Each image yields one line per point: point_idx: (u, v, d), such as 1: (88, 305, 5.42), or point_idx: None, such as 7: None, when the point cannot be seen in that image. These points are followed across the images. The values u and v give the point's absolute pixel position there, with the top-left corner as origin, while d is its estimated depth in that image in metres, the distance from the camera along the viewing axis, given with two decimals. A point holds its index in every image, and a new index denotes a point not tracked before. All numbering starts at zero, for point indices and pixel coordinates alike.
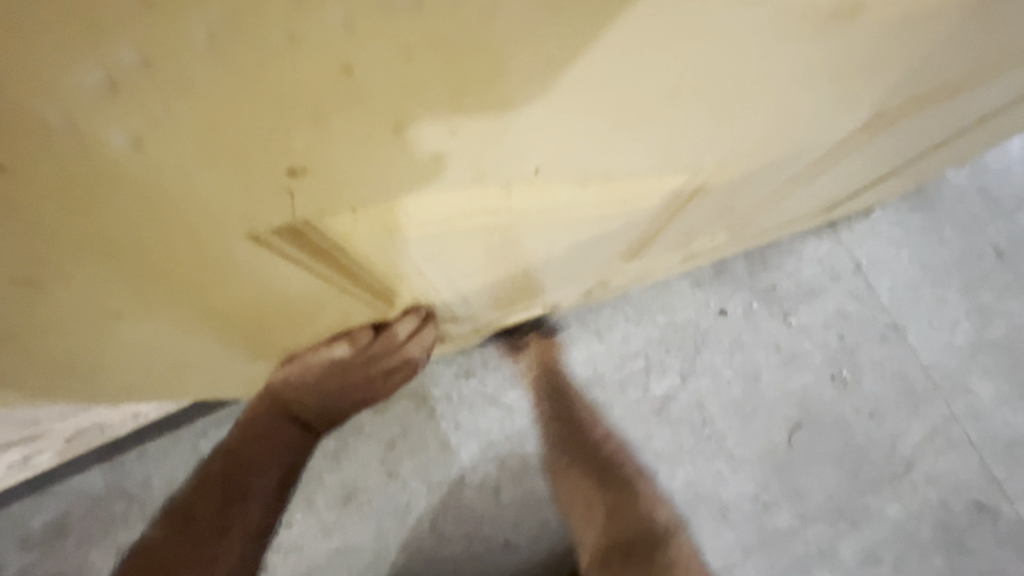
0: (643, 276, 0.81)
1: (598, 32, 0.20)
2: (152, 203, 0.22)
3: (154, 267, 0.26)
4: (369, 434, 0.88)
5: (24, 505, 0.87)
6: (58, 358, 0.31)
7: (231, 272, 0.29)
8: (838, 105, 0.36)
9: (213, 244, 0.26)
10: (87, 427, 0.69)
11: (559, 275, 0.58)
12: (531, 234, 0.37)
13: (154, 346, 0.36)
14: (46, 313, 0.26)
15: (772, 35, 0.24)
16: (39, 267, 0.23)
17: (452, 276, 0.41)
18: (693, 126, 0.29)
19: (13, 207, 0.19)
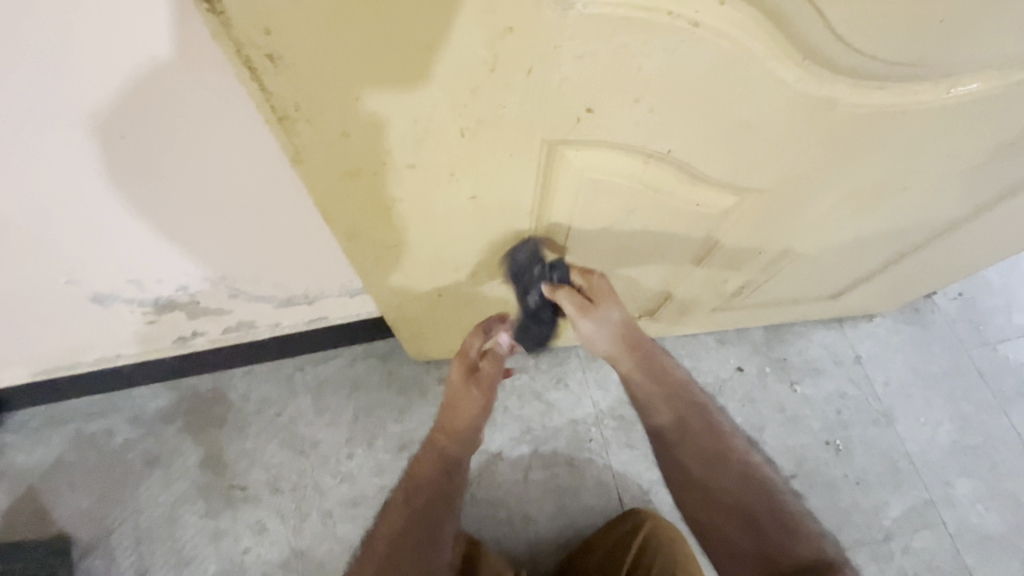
0: (681, 317, 1.02)
1: (747, 77, 0.41)
2: (525, 113, 0.42)
3: (485, 153, 0.46)
4: (432, 399, 1.06)
5: (146, 390, 1.06)
6: (387, 201, 0.51)
7: (506, 173, 0.49)
8: (840, 170, 0.57)
9: (524, 147, 0.46)
10: (245, 322, 0.91)
11: (629, 278, 0.80)
12: (640, 207, 0.59)
13: (417, 232, 0.57)
14: (424, 163, 0.46)
15: (812, 109, 0.46)
16: (454, 132, 0.43)
17: (573, 233, 0.63)
18: (755, 152, 0.51)
19: (486, 95, 0.39)
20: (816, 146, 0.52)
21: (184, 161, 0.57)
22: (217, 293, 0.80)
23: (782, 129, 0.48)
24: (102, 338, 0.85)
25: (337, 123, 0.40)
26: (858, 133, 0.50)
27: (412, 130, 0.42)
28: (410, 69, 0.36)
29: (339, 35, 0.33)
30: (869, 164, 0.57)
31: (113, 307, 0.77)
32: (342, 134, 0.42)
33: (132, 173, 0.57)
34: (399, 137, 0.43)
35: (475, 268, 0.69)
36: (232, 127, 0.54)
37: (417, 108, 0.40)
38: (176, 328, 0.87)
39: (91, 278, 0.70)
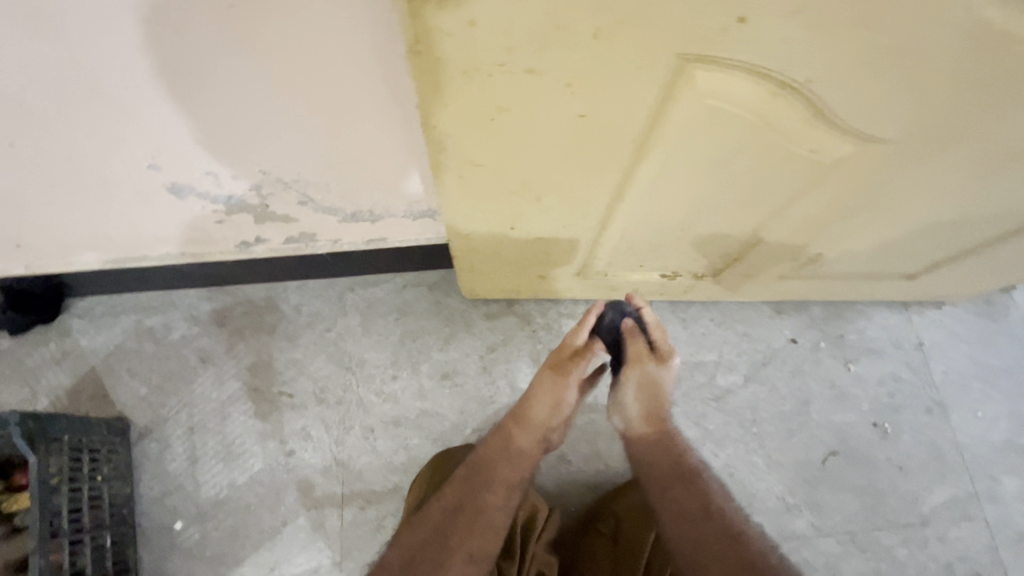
0: (744, 281, 0.98)
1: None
2: (669, 15, 0.39)
3: (611, 63, 0.43)
4: (478, 333, 1.07)
5: (204, 291, 1.09)
6: (492, 110, 0.48)
7: (626, 90, 0.46)
8: (979, 124, 0.52)
9: (654, 60, 0.43)
10: (306, 235, 0.91)
11: (706, 230, 0.77)
12: (749, 147, 0.55)
13: (512, 152, 0.55)
14: (543, 68, 0.43)
15: (978, 42, 0.42)
16: (589, 30, 0.40)
17: (669, 172, 0.60)
18: (895, 91, 0.47)
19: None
20: (965, 87, 0.47)
21: (279, 45, 0.55)
22: (287, 200, 0.80)
23: (935, 64, 0.44)
24: (172, 230, 0.87)
25: (468, 9, 0.38)
26: (1019, 77, 0.46)
27: (544, 27, 0.39)
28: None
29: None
30: (1013, 123, 0.52)
31: (187, 201, 0.79)
32: (468, 22, 0.39)
33: (225, 52, 0.56)
34: (528, 35, 0.40)
35: (554, 203, 0.66)
36: (334, 9, 0.52)
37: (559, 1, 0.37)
38: (242, 231, 0.88)
39: (173, 166, 0.72)
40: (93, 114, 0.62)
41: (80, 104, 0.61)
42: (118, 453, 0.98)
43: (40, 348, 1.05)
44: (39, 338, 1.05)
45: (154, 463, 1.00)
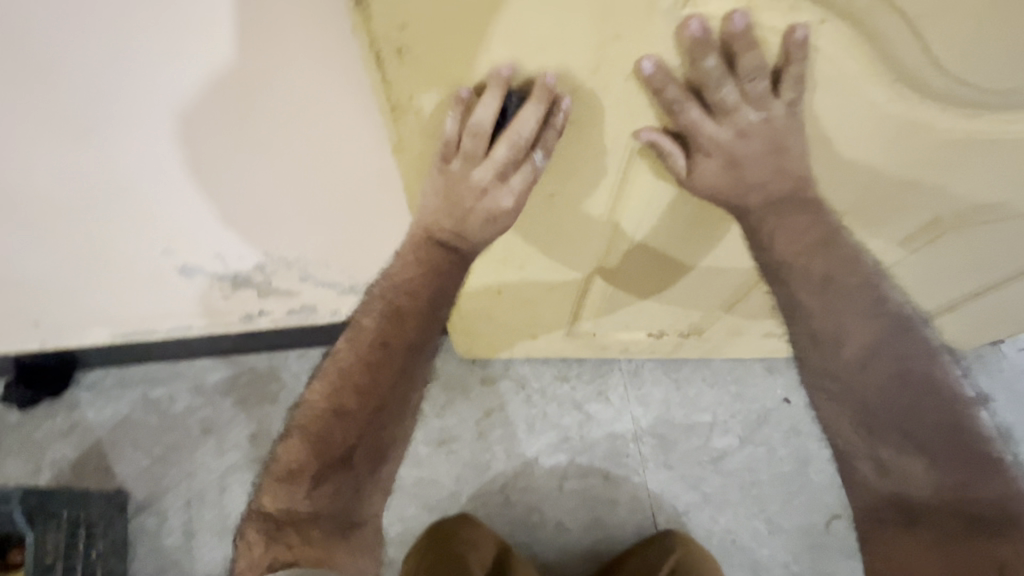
0: (732, 340, 1.00)
1: (825, 96, 0.42)
2: (613, 115, 0.44)
3: (569, 152, 0.48)
4: (474, 398, 1.08)
5: (208, 363, 1.12)
6: None
7: (584, 172, 0.51)
8: (920, 196, 0.56)
9: (607, 150, 0.48)
10: (307, 306, 0.96)
11: (686, 292, 0.81)
12: (704, 210, 0.61)
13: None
14: None
15: (894, 130, 0.46)
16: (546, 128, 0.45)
17: (638, 237, 0.66)
18: (830, 172, 0.51)
19: (579, 96, 0.42)
20: (895, 167, 0.51)
21: (281, 144, 0.61)
22: (290, 275, 0.85)
23: (860, 150, 0.48)
24: (181, 306, 0.92)
25: (440, 115, 0.44)
26: (943, 157, 0.50)
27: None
28: (515, 63, 0.40)
29: (458, 29, 0.37)
30: (952, 195, 0.55)
31: (196, 279, 0.84)
32: (441, 126, 0.45)
33: (234, 151, 0.62)
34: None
35: (537, 268, 0.71)
36: (331, 115, 0.58)
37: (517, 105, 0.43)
38: (247, 304, 0.93)
39: (184, 248, 0.77)
40: (114, 208, 0.69)
41: (103, 200, 0.67)
42: (115, 528, 0.98)
43: (47, 422, 1.08)
44: (47, 412, 1.08)
45: (151, 538, 1.00)
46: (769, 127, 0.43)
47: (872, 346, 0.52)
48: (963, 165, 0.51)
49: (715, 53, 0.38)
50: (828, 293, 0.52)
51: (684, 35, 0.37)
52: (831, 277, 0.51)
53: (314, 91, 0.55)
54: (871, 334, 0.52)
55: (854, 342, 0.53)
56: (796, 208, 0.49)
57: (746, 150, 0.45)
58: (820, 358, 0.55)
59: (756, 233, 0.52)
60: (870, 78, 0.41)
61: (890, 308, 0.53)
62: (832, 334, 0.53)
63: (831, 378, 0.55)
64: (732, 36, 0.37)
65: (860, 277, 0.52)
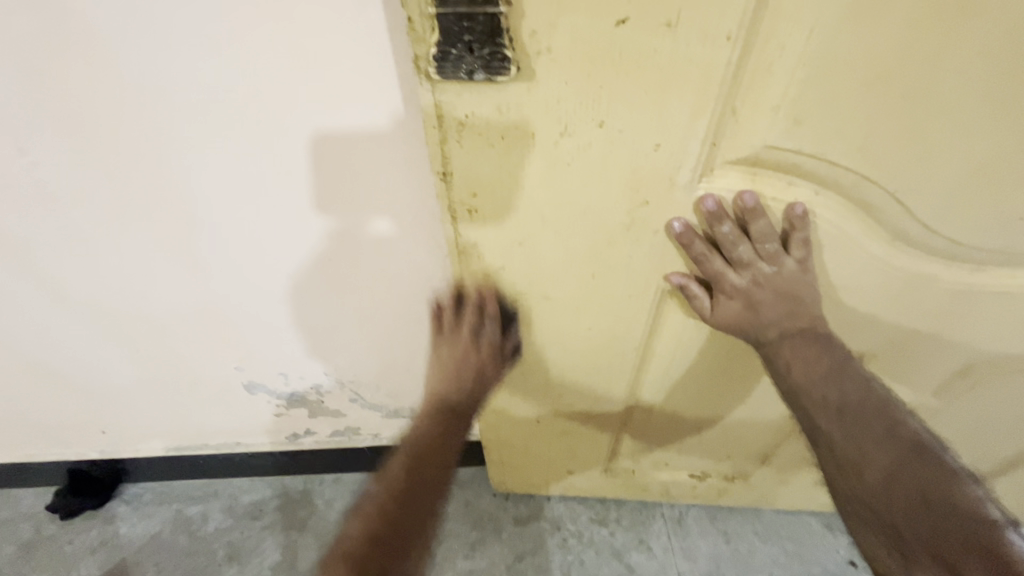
0: (782, 488, 0.95)
1: (835, 251, 0.48)
2: (644, 264, 0.51)
3: (604, 292, 0.55)
4: (506, 538, 1.04)
5: (246, 482, 1.14)
6: (511, 325, 0.60)
7: (618, 311, 0.58)
8: (948, 343, 0.58)
9: (642, 292, 0.55)
10: (351, 428, 1.00)
11: (726, 430, 0.81)
12: (736, 348, 0.65)
13: (536, 355, 0.65)
14: (552, 295, 0.56)
15: (907, 281, 0.50)
16: (585, 271, 0.53)
17: (673, 373, 0.69)
18: (854, 316, 0.54)
19: (614, 247, 0.50)
20: (915, 314, 0.54)
21: (353, 280, 0.71)
22: (340, 397, 0.91)
23: (878, 300, 0.52)
24: (236, 422, 0.98)
25: (496, 262, 0.52)
26: (962, 307, 0.53)
27: (552, 266, 0.52)
28: (561, 224, 0.48)
29: (515, 201, 0.47)
30: (980, 344, 0.57)
31: (257, 397, 0.91)
32: (497, 270, 0.53)
33: (314, 285, 0.72)
34: (542, 276, 0.53)
35: (579, 398, 0.74)
36: (400, 258, 0.68)
37: (560, 251, 0.51)
38: (297, 423, 0.98)
39: (252, 368, 0.86)
40: (203, 330, 0.79)
41: (196, 323, 0.78)
42: None
43: (83, 535, 1.09)
44: (87, 524, 1.11)
45: None
46: (786, 280, 0.48)
47: (893, 469, 0.47)
48: (986, 316, 0.54)
49: (729, 221, 0.46)
50: (843, 417, 0.50)
51: (702, 207, 0.45)
52: (845, 404, 0.50)
53: (388, 239, 0.65)
54: (891, 456, 0.48)
55: (874, 466, 0.48)
56: (806, 341, 0.51)
57: (768, 299, 0.49)
58: (846, 485, 0.50)
59: (775, 361, 0.52)
60: (871, 239, 0.47)
61: (908, 430, 0.49)
62: (851, 456, 0.49)
63: (858, 508, 0.49)
64: (744, 209, 0.45)
65: (873, 401, 0.50)
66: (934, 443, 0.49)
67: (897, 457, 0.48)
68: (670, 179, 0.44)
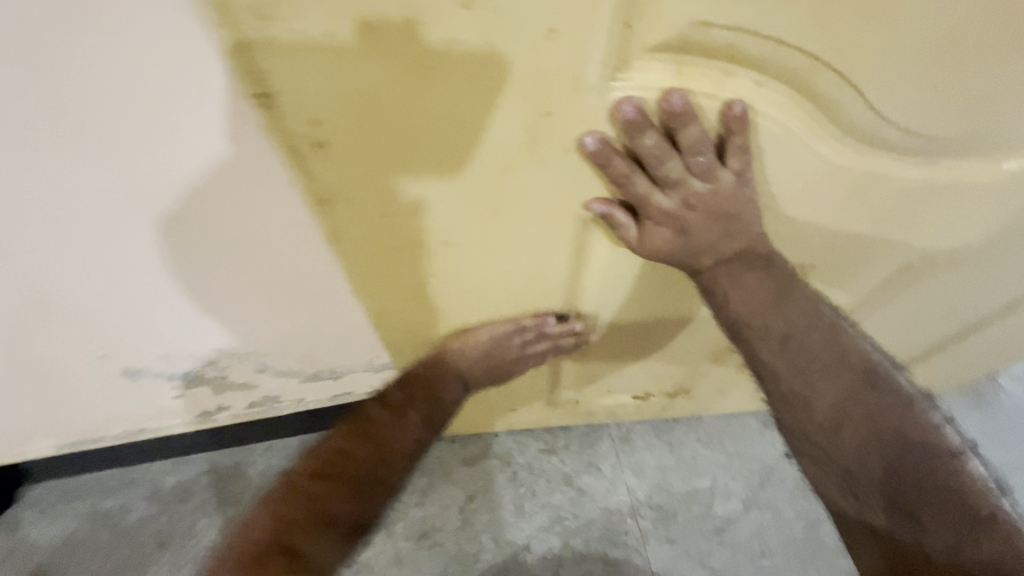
0: (722, 395, 0.96)
1: (779, 154, 0.40)
2: (556, 191, 0.42)
3: (514, 228, 0.46)
4: (456, 481, 1.00)
5: (165, 465, 1.04)
6: (413, 275, 0.51)
7: (534, 247, 0.49)
8: (889, 245, 0.53)
9: (558, 224, 0.46)
10: (268, 397, 0.90)
11: (667, 352, 0.77)
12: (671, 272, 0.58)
13: (450, 303, 0.56)
14: (454, 237, 0.46)
15: (854, 182, 0.44)
16: (486, 205, 0.43)
17: (606, 305, 0.63)
18: (795, 225, 0.48)
19: (517, 173, 0.40)
20: (859, 218, 0.49)
21: None
22: (244, 369, 0.80)
23: (822, 206, 0.46)
24: (128, 409, 0.85)
25: (376, 201, 0.42)
26: (907, 203, 0.47)
27: (446, 201, 0.42)
28: (446, 145, 0.38)
29: (381, 118, 0.36)
30: (920, 241, 0.53)
31: (144, 381, 0.78)
32: (380, 212, 0.43)
33: (167, 251, 0.58)
34: (437, 214, 0.44)
35: (508, 341, 0.67)
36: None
37: (453, 181, 0.41)
38: (204, 401, 0.87)
39: (124, 353, 0.72)
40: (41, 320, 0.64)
41: None
42: None
43: None
44: None
45: None
46: (724, 199, 0.40)
47: (845, 403, 0.46)
48: (929, 210, 0.49)
49: (653, 130, 0.36)
50: (788, 348, 0.46)
51: (618, 115, 0.35)
52: (790, 334, 0.45)
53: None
54: (839, 388, 0.46)
55: (822, 400, 0.46)
56: (747, 267, 0.44)
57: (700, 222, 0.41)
58: (794, 418, 0.48)
59: (712, 293, 0.46)
60: (818, 135, 0.39)
61: (856, 354, 0.46)
62: (799, 392, 0.46)
63: (808, 439, 0.48)
64: (669, 113, 0.35)
65: (819, 328, 0.46)
66: (881, 363, 0.47)
67: (844, 389, 0.45)
68: (572, 76, 0.34)
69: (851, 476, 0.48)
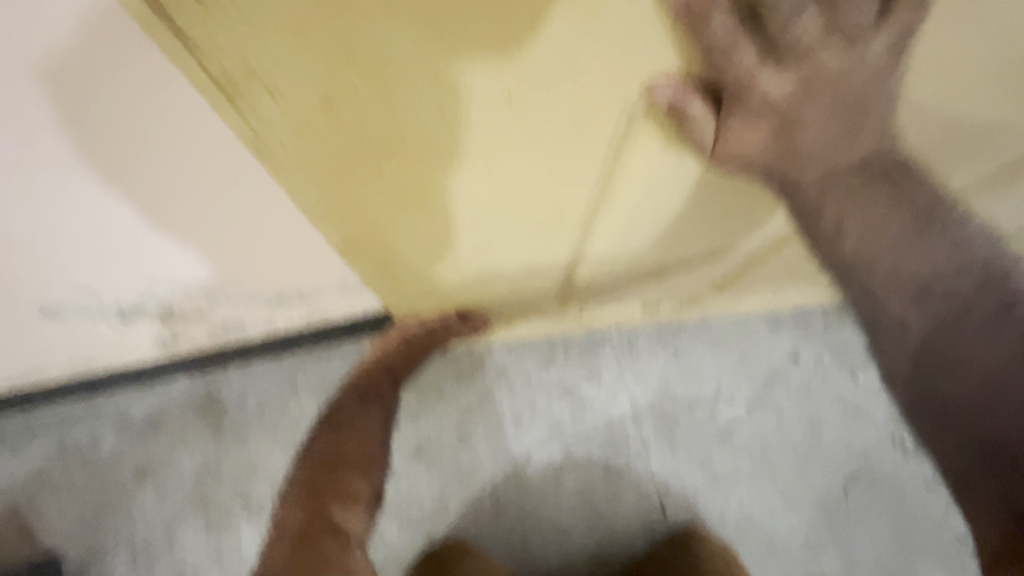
0: (736, 301, 0.88)
1: None
2: (609, 69, 0.33)
3: (542, 124, 0.37)
4: (450, 398, 0.94)
5: (129, 394, 0.95)
6: (401, 183, 0.41)
7: (563, 154, 0.40)
8: (1006, 118, 0.43)
9: (602, 121, 0.37)
10: (232, 322, 0.79)
11: (686, 264, 0.67)
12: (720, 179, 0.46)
13: (432, 220, 0.47)
14: (462, 132, 0.37)
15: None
16: (508, 87, 0.34)
17: (631, 216, 0.51)
18: (929, 87, 0.37)
19: (559, 40, 0.31)
20: (1004, 84, 0.38)
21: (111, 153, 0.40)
22: (194, 298, 0.68)
23: (972, 62, 0.35)
24: (67, 345, 0.73)
25: (351, 66, 0.31)
26: None
27: (434, 92, 0.34)
28: (434, 18, 0.29)
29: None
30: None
31: (71, 319, 0.66)
32: (324, 98, 0.33)
33: (10, 161, 0.39)
34: (420, 118, 0.35)
35: (509, 260, 0.58)
36: (158, 101, 0.36)
37: (453, 68, 0.32)
38: (154, 333, 0.76)
39: (33, 290, 0.58)
40: None
41: None
42: None
43: None
44: None
45: None
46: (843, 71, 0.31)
47: (1002, 370, 0.38)
48: None
49: None
50: (926, 298, 0.39)
51: None
52: (936, 283, 0.39)
53: (113, 60, 0.32)
54: (999, 355, 0.38)
55: (982, 362, 0.39)
56: (869, 185, 0.38)
57: (790, 98, 0.33)
58: (930, 381, 0.41)
59: (816, 219, 0.40)
60: None
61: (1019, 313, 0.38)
62: (947, 352, 0.40)
63: (941, 406, 0.41)
64: None
65: (972, 270, 0.38)
66: None
67: (1011, 347, 0.37)
68: None
69: (986, 454, 0.40)
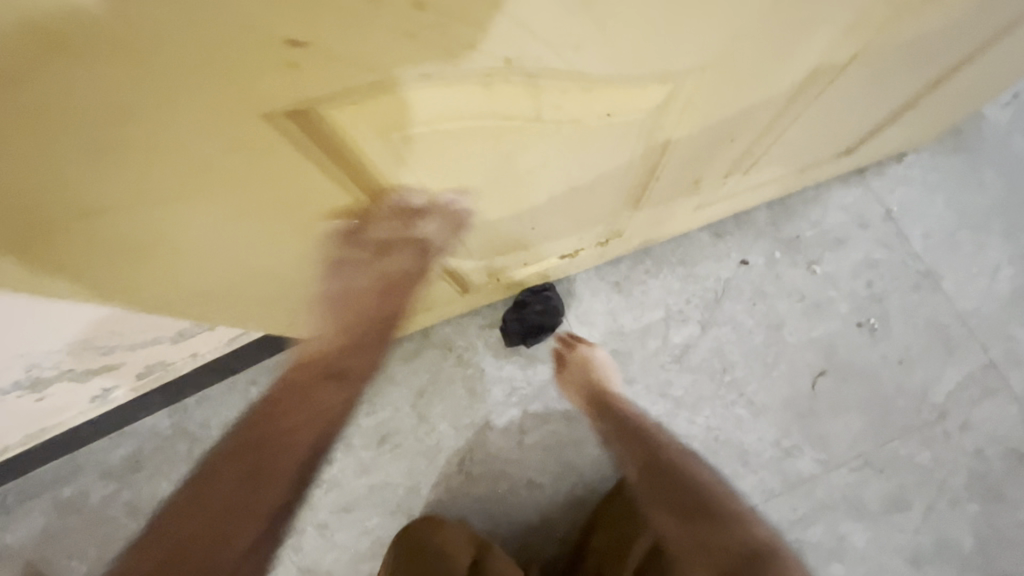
0: (656, 226, 0.83)
1: None
2: (361, 97, 0.28)
3: (288, 156, 0.32)
4: (401, 381, 0.94)
5: (104, 443, 0.98)
6: (136, 235, 0.34)
7: (322, 176, 0.36)
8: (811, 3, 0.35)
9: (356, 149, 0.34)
10: (156, 364, 0.79)
11: (568, 214, 0.64)
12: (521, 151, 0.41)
13: (199, 245, 0.38)
14: (205, 177, 0.31)
15: None
16: (243, 131, 0.28)
17: (453, 199, 0.47)
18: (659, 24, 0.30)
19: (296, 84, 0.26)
20: None
21: None
22: (90, 358, 0.66)
23: None
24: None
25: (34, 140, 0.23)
26: None
27: (164, 144, 0.27)
28: (129, 101, 0.23)
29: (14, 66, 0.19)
30: (842, 10, 0.38)
31: None
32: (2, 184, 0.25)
33: None
34: (126, 180, 0.28)
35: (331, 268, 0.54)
36: None
37: (187, 116, 0.26)
38: (78, 391, 0.75)
39: None
40: None
41: None
42: None
43: None
44: None
45: None
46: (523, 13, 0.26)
47: None
48: None
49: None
50: None
51: None
52: None
53: None
54: None
55: None
56: None
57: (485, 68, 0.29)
58: None
59: None
60: None
61: None
62: None
63: None
64: None
65: None
66: None
67: None
68: None
69: None
